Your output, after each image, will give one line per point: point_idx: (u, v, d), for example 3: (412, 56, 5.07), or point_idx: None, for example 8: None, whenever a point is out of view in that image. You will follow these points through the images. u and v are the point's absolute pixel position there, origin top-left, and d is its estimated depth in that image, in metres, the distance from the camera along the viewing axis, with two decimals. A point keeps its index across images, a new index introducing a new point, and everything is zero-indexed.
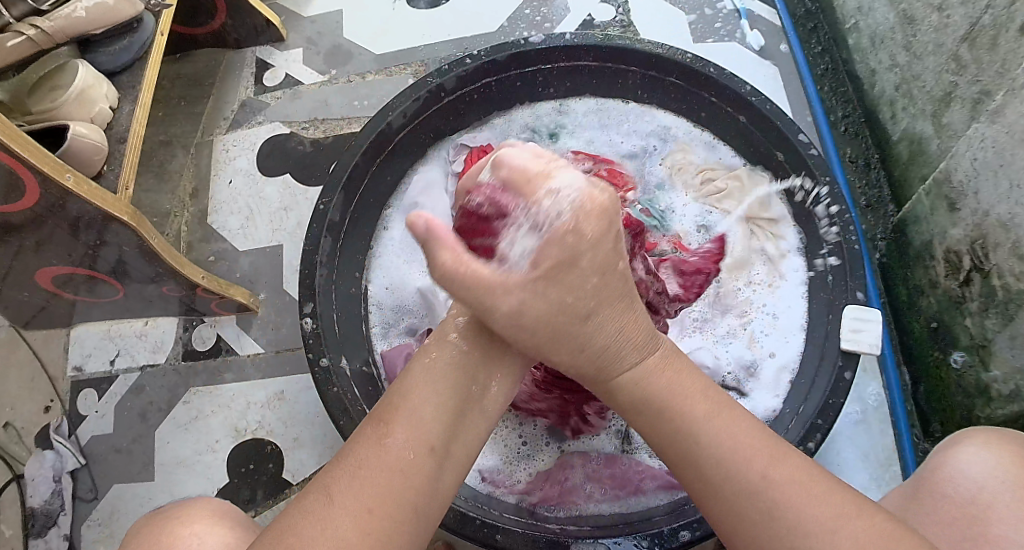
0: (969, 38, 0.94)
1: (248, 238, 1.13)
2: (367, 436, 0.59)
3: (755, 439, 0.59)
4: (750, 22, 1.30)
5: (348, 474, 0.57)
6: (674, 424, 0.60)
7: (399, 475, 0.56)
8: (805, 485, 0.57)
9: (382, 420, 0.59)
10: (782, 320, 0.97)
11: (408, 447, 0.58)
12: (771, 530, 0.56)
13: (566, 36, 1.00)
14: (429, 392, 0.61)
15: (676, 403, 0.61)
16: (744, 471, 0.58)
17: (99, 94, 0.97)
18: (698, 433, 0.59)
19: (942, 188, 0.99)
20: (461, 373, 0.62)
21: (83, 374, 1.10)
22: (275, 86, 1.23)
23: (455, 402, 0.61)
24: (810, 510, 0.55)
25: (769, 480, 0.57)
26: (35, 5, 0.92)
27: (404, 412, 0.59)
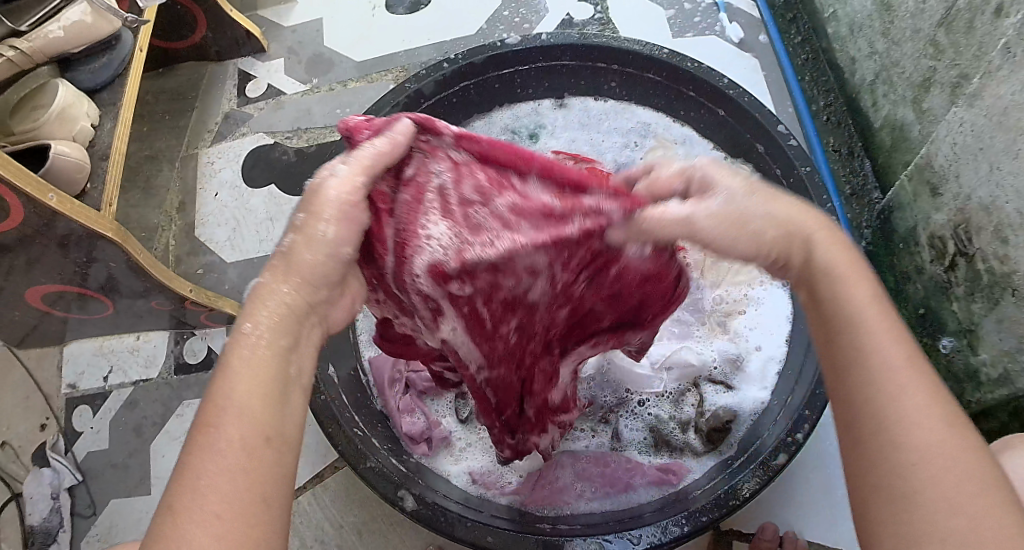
0: (945, 22, 0.94)
1: (235, 249, 1.14)
2: (194, 445, 0.50)
3: (897, 340, 0.53)
4: (729, 15, 1.31)
5: (191, 488, 0.48)
6: (851, 321, 0.55)
7: (245, 473, 0.49)
8: (929, 401, 0.50)
9: (202, 424, 0.50)
10: (765, 312, 0.98)
11: (238, 441, 0.50)
12: (884, 422, 0.50)
13: (542, 37, 1.00)
14: (247, 369, 0.53)
15: (854, 306, 0.55)
16: (885, 358, 0.52)
17: (81, 112, 0.97)
18: (852, 304, 0.56)
19: (924, 173, 0.99)
20: (279, 351, 0.55)
21: (78, 390, 1.11)
22: (258, 97, 1.24)
23: (279, 380, 0.54)
24: (920, 406, 0.50)
25: (903, 381, 0.51)
26: (14, 26, 0.91)
27: (224, 402, 0.51)
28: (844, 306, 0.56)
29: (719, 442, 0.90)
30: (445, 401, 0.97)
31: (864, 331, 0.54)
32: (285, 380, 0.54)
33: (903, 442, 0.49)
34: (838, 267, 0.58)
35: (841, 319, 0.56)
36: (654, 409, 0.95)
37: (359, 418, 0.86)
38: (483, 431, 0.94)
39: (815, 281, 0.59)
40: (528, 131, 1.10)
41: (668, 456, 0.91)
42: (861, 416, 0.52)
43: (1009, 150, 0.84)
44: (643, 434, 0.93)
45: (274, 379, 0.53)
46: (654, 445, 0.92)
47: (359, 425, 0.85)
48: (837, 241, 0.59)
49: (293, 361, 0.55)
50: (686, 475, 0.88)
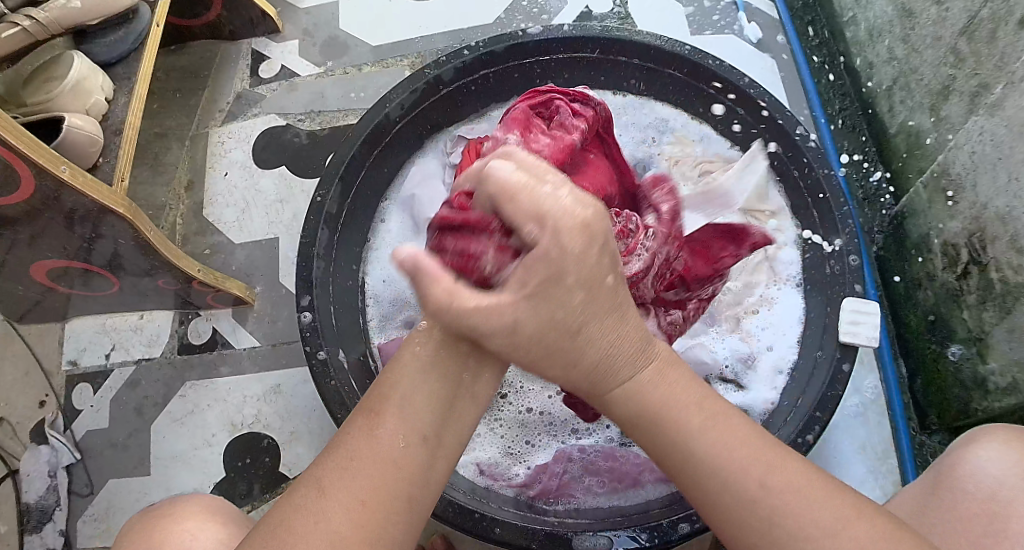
0: (967, 31, 0.94)
1: (243, 230, 1.13)
2: (357, 428, 0.55)
3: (746, 448, 0.56)
4: (748, 15, 1.29)
5: (341, 466, 0.54)
6: (669, 433, 0.57)
7: (392, 467, 0.54)
8: (809, 496, 0.53)
9: (370, 411, 0.56)
10: (777, 313, 0.98)
11: (400, 437, 0.55)
12: (782, 541, 0.53)
13: (565, 28, 0.99)
14: (417, 377, 0.58)
15: (667, 411, 0.57)
16: (741, 483, 0.54)
17: (95, 85, 0.95)
18: (690, 444, 0.56)
19: (940, 180, 0.99)
20: (450, 359, 0.58)
21: (78, 368, 1.09)
22: (270, 78, 1.22)
23: (448, 390, 0.58)
24: (813, 516, 0.53)
25: (767, 510, 0.54)
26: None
27: (397, 398, 0.56)
28: (659, 410, 0.58)
29: None
30: None
31: (705, 447, 0.56)
32: (455, 391, 0.58)
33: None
34: (666, 407, 0.58)
35: (679, 444, 0.57)
36: None
37: None
38: (492, 421, 0.93)
39: (650, 417, 0.58)
40: None
41: None
42: (749, 546, 0.54)
43: None
44: None
45: (444, 391, 0.57)
46: None
47: None
48: (670, 375, 0.59)
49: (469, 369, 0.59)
50: None
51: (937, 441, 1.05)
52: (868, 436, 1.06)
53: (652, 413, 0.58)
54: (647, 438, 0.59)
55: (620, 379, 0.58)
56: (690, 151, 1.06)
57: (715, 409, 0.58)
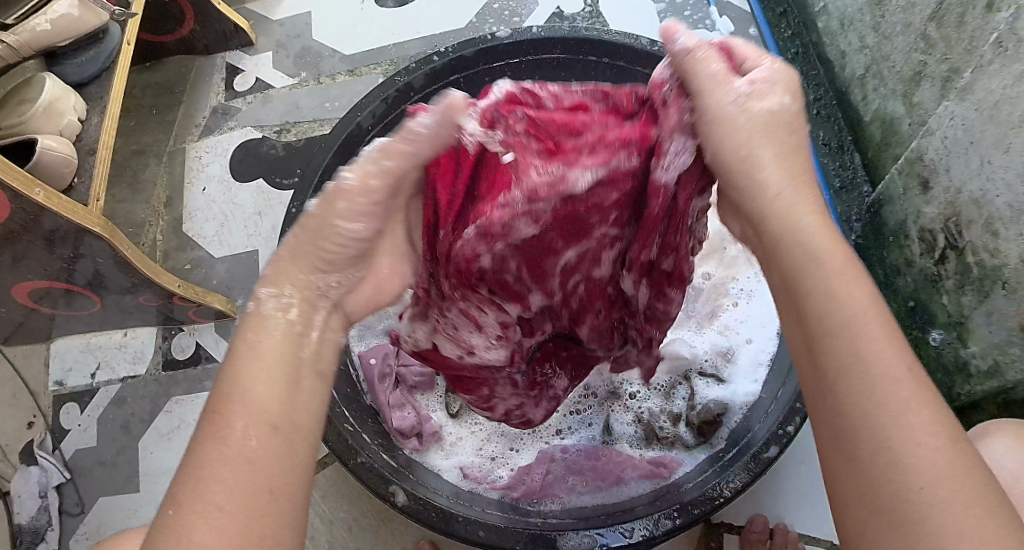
0: (937, 16, 0.94)
1: (223, 244, 1.13)
2: (201, 433, 0.51)
3: (880, 323, 0.52)
4: (719, 9, 1.31)
5: (201, 480, 0.48)
6: (820, 281, 0.53)
7: (256, 467, 0.49)
8: (916, 390, 0.49)
9: (213, 412, 0.51)
10: (756, 306, 0.98)
11: (255, 435, 0.51)
12: (877, 425, 0.49)
13: (533, 30, 1.00)
14: (254, 361, 0.54)
15: (819, 259, 0.54)
16: (867, 346, 0.50)
17: (67, 106, 0.94)
18: (833, 293, 0.53)
19: (915, 166, 0.99)
20: (286, 337, 0.56)
21: (65, 387, 1.10)
22: (246, 91, 1.23)
23: (287, 363, 0.55)
24: (913, 410, 0.49)
25: (889, 376, 0.50)
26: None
27: (238, 391, 0.52)
28: (795, 265, 0.55)
29: (709, 435, 0.89)
30: (436, 395, 0.97)
31: (848, 320, 0.52)
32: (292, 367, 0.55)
33: (892, 442, 0.48)
34: (824, 252, 0.54)
35: (827, 313, 0.53)
36: (644, 403, 0.95)
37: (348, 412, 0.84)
38: (476, 426, 0.95)
39: (808, 264, 0.54)
40: None
41: (660, 450, 0.91)
42: (844, 429, 0.50)
43: (1000, 144, 0.83)
44: (634, 427, 0.93)
45: (277, 368, 0.54)
46: (646, 438, 0.92)
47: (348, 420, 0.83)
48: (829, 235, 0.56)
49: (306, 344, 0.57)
50: (678, 469, 0.88)
51: None
52: None
53: (806, 256, 0.54)
54: (790, 282, 0.55)
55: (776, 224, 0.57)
56: None
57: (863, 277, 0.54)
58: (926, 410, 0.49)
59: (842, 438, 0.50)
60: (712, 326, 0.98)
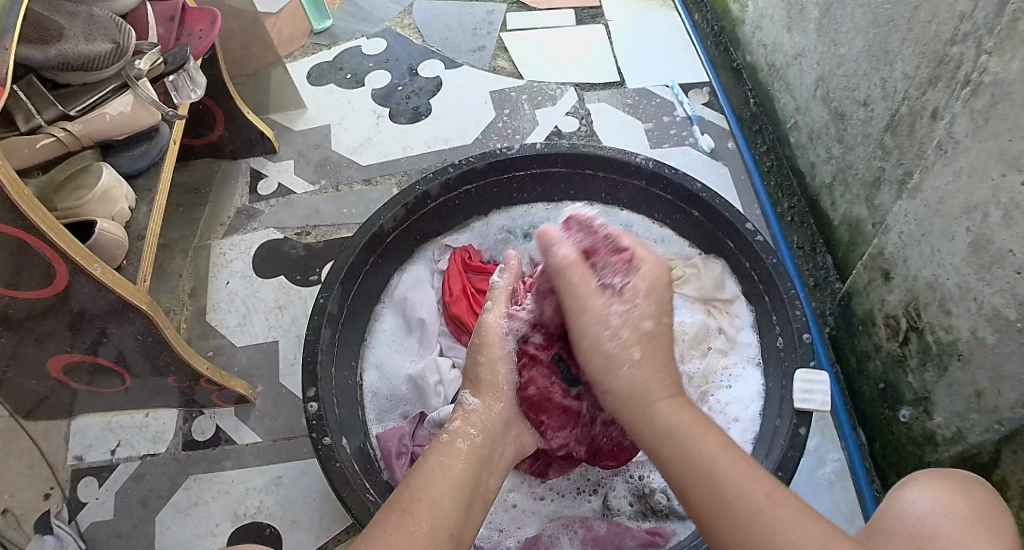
0: (890, 127, 1.09)
1: (245, 333, 1.22)
2: (388, 524, 0.64)
3: (747, 474, 0.63)
4: (701, 127, 1.47)
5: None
6: (687, 446, 0.66)
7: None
8: (798, 518, 0.60)
9: (403, 509, 0.65)
10: (739, 389, 1.07)
11: (429, 528, 0.64)
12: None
13: (539, 146, 1.14)
14: (444, 479, 0.70)
15: (676, 431, 0.67)
16: (750, 499, 0.61)
17: (121, 194, 1.03)
18: (687, 456, 0.65)
19: (877, 259, 1.10)
20: (474, 455, 0.74)
21: (84, 462, 1.13)
22: (269, 195, 1.35)
23: (467, 494, 0.70)
24: (805, 538, 0.58)
25: (770, 517, 0.60)
26: (63, 110, 0.98)
27: (425, 500, 0.67)
28: (667, 444, 0.67)
29: None
30: None
31: (737, 489, 0.62)
32: (473, 493, 0.71)
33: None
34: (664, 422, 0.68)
35: (716, 477, 0.63)
36: (642, 475, 1.00)
37: (371, 487, 0.91)
38: None
39: (676, 447, 0.66)
40: (523, 230, 1.21)
41: (656, 521, 0.97)
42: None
43: (946, 233, 0.95)
44: (631, 501, 0.99)
45: (461, 485, 0.70)
46: (642, 511, 0.98)
47: (371, 492, 0.90)
48: (677, 405, 0.70)
49: (482, 482, 0.73)
50: (673, 537, 0.94)
51: None
52: (833, 501, 1.11)
53: (676, 432, 0.67)
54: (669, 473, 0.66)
55: (650, 396, 0.71)
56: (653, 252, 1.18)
57: (718, 440, 0.66)
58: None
59: None
60: (703, 409, 1.05)
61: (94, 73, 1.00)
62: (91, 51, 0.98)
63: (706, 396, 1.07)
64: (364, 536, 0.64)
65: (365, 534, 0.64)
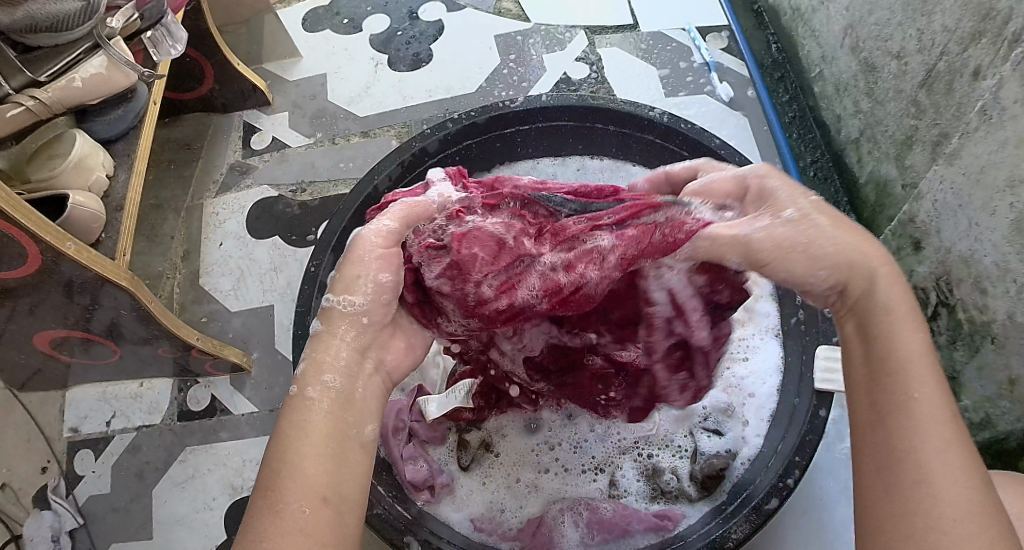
0: (926, 84, 0.99)
1: (239, 298, 1.17)
2: (258, 509, 0.59)
3: (929, 365, 0.60)
4: (719, 74, 1.36)
5: None
6: (887, 335, 0.62)
7: (305, 537, 0.58)
8: (943, 429, 0.57)
9: (269, 490, 0.60)
10: (756, 362, 1.00)
11: (303, 505, 0.59)
12: (916, 456, 0.57)
13: (544, 98, 1.05)
14: (307, 438, 0.62)
15: (890, 311, 0.63)
16: (920, 395, 0.59)
17: (97, 161, 0.99)
18: (893, 336, 0.62)
19: (907, 226, 1.02)
20: (340, 405, 0.65)
21: (79, 434, 1.11)
22: (262, 149, 1.28)
23: (335, 443, 0.63)
24: (945, 454, 0.56)
25: (924, 420, 0.58)
26: (32, 75, 0.91)
27: (290, 473, 0.60)
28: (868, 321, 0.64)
29: (712, 489, 0.92)
30: (445, 450, 0.97)
31: (907, 387, 0.59)
32: (342, 440, 0.64)
33: (935, 482, 0.55)
34: (893, 306, 0.63)
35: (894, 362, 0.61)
36: (653, 454, 0.97)
37: None
38: (487, 476, 0.96)
39: (870, 325, 0.63)
40: None
41: (664, 503, 0.93)
42: (896, 459, 0.57)
43: (987, 207, 0.87)
44: (640, 482, 0.95)
45: (322, 434, 0.63)
46: (651, 493, 0.94)
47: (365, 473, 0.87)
48: (896, 282, 0.65)
49: (352, 420, 0.65)
50: (681, 521, 0.91)
51: None
52: None
53: (890, 312, 0.63)
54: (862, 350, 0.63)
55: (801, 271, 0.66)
56: None
57: (916, 321, 0.63)
58: (967, 465, 0.56)
59: (887, 469, 0.57)
60: (717, 382, 1.00)
61: (64, 33, 0.92)
62: (60, 11, 0.90)
63: (721, 369, 1.01)
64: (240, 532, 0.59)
65: (241, 520, 0.60)
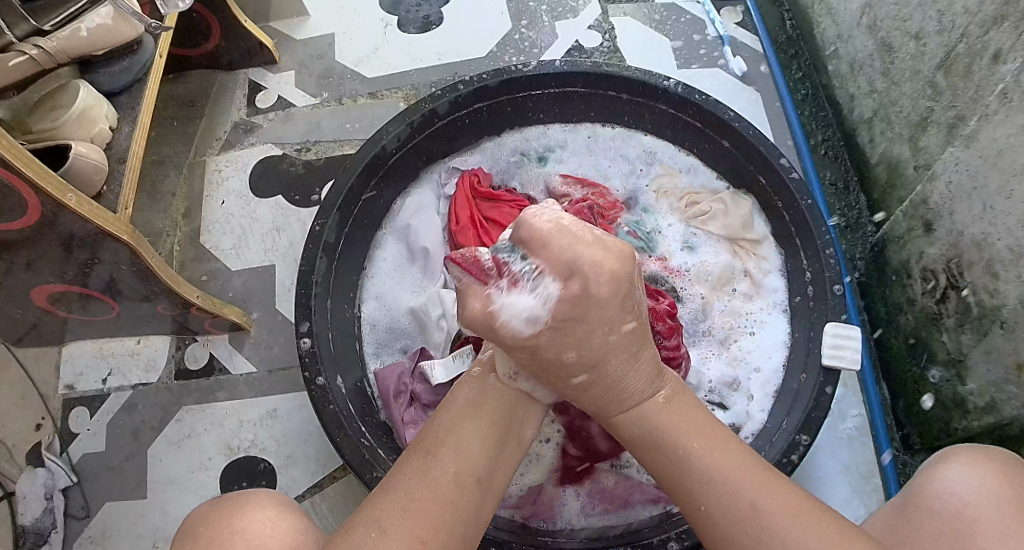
0: (944, 65, 0.97)
1: (240, 258, 1.15)
2: (413, 467, 0.62)
3: (741, 473, 0.62)
4: (732, 49, 1.34)
5: (399, 507, 0.59)
6: (670, 455, 0.65)
7: (450, 506, 0.60)
8: (804, 520, 0.58)
9: (428, 453, 0.63)
10: (763, 338, 0.99)
11: (452, 472, 0.61)
12: (774, 548, 0.58)
13: (557, 63, 1.03)
14: (473, 422, 0.66)
15: (666, 438, 0.66)
16: (734, 496, 0.61)
17: (100, 114, 0.97)
18: (678, 450, 0.65)
19: (919, 208, 1.01)
20: (501, 403, 0.69)
21: (75, 392, 1.10)
22: (267, 108, 1.26)
23: (499, 432, 0.67)
24: (808, 540, 0.57)
25: (756, 515, 0.60)
26: (36, 24, 0.89)
27: (449, 443, 0.63)
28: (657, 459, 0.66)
29: None
30: None
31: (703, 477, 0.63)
32: (502, 435, 0.67)
33: None
34: (669, 430, 0.66)
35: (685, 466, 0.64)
36: None
37: (366, 429, 0.88)
38: None
39: (662, 445, 0.66)
40: (535, 156, 1.11)
41: None
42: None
43: (1004, 190, 0.86)
44: None
45: (486, 422, 0.66)
46: None
47: (367, 436, 0.86)
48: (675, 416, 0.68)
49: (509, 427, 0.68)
50: None
51: (920, 462, 1.06)
52: (852, 456, 1.06)
53: (665, 444, 0.66)
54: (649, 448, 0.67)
55: (628, 403, 0.69)
56: (677, 183, 1.09)
57: (713, 437, 0.65)
58: (832, 544, 0.57)
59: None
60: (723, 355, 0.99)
61: None
62: None
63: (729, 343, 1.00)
64: (383, 480, 0.63)
65: (388, 473, 0.63)
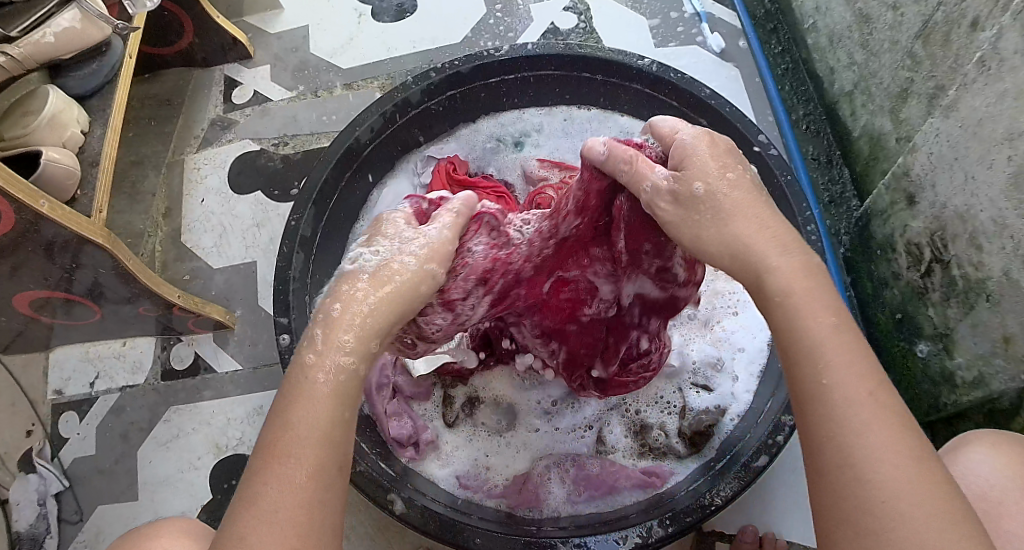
0: (922, 35, 0.96)
1: (222, 255, 1.15)
2: (262, 473, 0.53)
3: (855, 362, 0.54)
4: (710, 25, 1.32)
5: (259, 524, 0.51)
6: (785, 317, 0.57)
7: (314, 509, 0.52)
8: (891, 426, 0.51)
9: (275, 452, 0.53)
10: (745, 317, 0.99)
11: (307, 471, 0.53)
12: (848, 452, 0.51)
13: (529, 47, 1.01)
14: (315, 404, 0.56)
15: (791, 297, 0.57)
16: (842, 393, 0.52)
17: (71, 117, 0.95)
18: (795, 323, 0.56)
19: (901, 181, 1.00)
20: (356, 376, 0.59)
21: (63, 396, 1.10)
22: (244, 103, 1.25)
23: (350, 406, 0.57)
24: (890, 449, 0.50)
25: (857, 414, 0.51)
26: (3, 31, 0.88)
27: (299, 436, 0.54)
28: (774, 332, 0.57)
29: (701, 445, 0.91)
30: (432, 406, 0.96)
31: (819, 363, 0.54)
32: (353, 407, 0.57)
33: (868, 474, 0.50)
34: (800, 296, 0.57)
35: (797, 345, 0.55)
36: (643, 410, 0.95)
37: None
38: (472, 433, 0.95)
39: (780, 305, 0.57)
40: (512, 139, 1.11)
41: (652, 460, 0.93)
42: (828, 453, 0.52)
43: (984, 160, 0.84)
44: (627, 438, 0.94)
45: (336, 403, 0.56)
46: (639, 449, 0.94)
47: None
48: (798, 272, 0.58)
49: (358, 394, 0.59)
50: (669, 478, 0.90)
51: None
52: None
53: (786, 299, 0.57)
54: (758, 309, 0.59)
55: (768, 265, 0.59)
56: None
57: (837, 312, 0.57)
58: (917, 456, 0.50)
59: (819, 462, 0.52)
60: (706, 336, 0.99)
61: None
62: None
63: (711, 323, 0.99)
64: (235, 491, 0.54)
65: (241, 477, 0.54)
